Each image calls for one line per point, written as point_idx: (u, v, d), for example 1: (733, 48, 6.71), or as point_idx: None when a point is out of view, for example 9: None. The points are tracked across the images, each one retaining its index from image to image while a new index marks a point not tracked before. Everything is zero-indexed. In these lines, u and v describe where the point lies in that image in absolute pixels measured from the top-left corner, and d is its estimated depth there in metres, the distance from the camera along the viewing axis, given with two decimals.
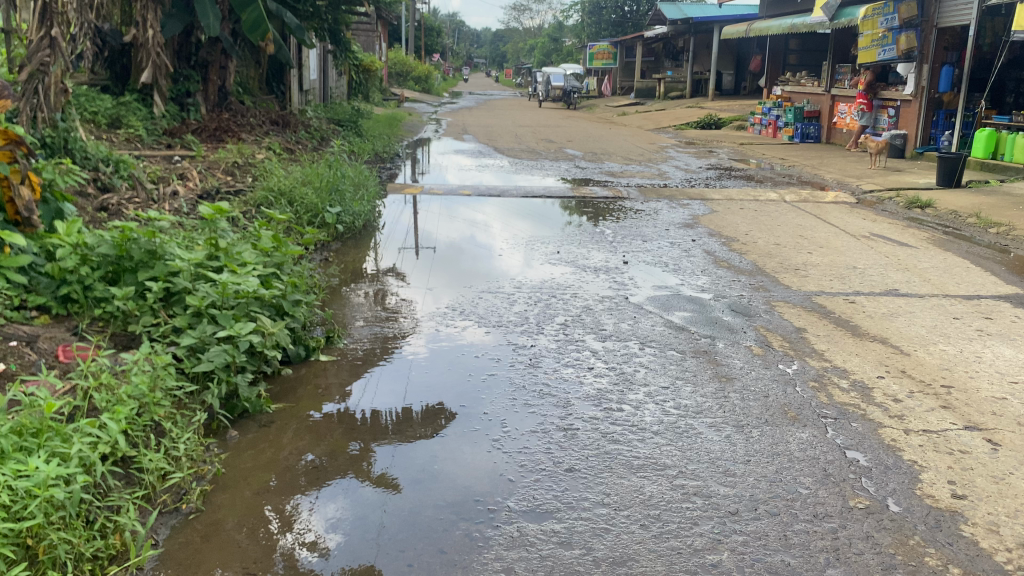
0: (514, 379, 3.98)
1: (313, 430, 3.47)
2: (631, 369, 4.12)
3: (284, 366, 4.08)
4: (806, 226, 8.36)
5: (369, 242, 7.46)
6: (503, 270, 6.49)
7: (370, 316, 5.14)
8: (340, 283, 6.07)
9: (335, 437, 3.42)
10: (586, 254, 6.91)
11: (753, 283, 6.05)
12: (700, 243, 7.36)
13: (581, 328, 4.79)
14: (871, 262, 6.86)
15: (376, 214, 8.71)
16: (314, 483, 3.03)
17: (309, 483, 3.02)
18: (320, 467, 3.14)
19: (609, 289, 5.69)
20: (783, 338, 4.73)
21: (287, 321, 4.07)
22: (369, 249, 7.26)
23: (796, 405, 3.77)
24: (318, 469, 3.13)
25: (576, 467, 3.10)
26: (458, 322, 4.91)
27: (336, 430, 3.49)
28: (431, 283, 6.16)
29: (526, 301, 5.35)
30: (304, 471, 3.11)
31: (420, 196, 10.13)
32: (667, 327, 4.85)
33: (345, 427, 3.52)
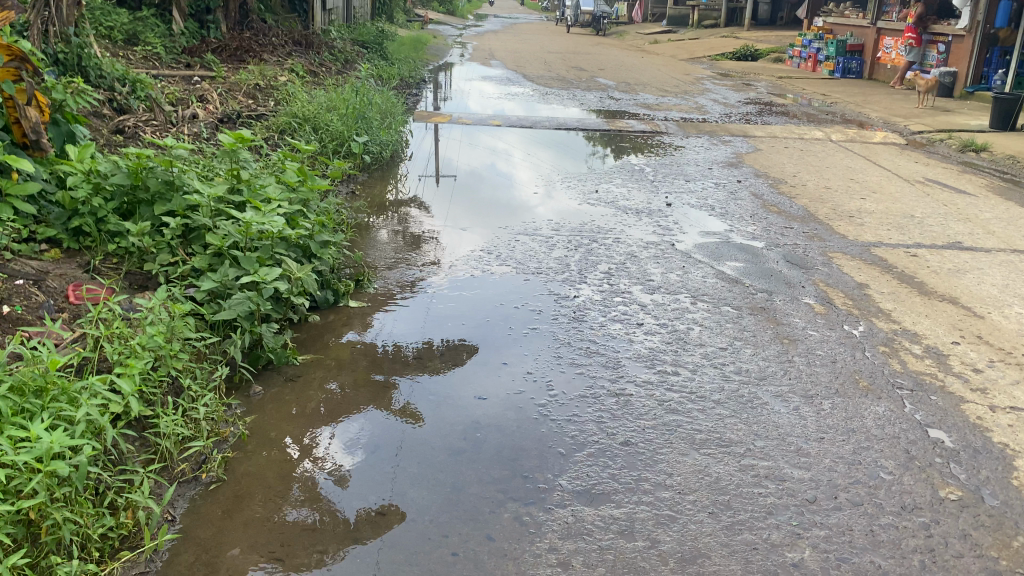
0: (559, 334, 3.66)
1: (339, 368, 3.34)
2: (682, 327, 3.80)
3: (311, 312, 3.78)
4: (855, 168, 7.91)
5: (395, 174, 7.08)
6: (539, 207, 6.11)
7: (397, 258, 4.80)
8: (367, 219, 5.76)
9: (358, 367, 3.35)
10: (626, 194, 6.50)
11: (806, 230, 5.68)
12: (747, 185, 6.95)
13: (627, 278, 4.45)
14: (930, 210, 6.44)
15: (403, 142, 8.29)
16: (334, 414, 2.99)
17: (330, 414, 2.97)
18: (347, 410, 3.02)
19: (653, 235, 5.35)
20: (845, 295, 4.39)
21: (314, 264, 3.74)
22: (395, 181, 6.88)
23: (868, 373, 3.45)
24: (340, 400, 3.08)
25: (633, 441, 2.81)
26: (494, 267, 4.59)
27: (360, 360, 3.41)
28: (464, 219, 5.78)
29: (566, 245, 5.01)
30: (329, 413, 2.99)
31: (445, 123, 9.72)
32: (719, 280, 4.51)
33: (370, 364, 3.40)
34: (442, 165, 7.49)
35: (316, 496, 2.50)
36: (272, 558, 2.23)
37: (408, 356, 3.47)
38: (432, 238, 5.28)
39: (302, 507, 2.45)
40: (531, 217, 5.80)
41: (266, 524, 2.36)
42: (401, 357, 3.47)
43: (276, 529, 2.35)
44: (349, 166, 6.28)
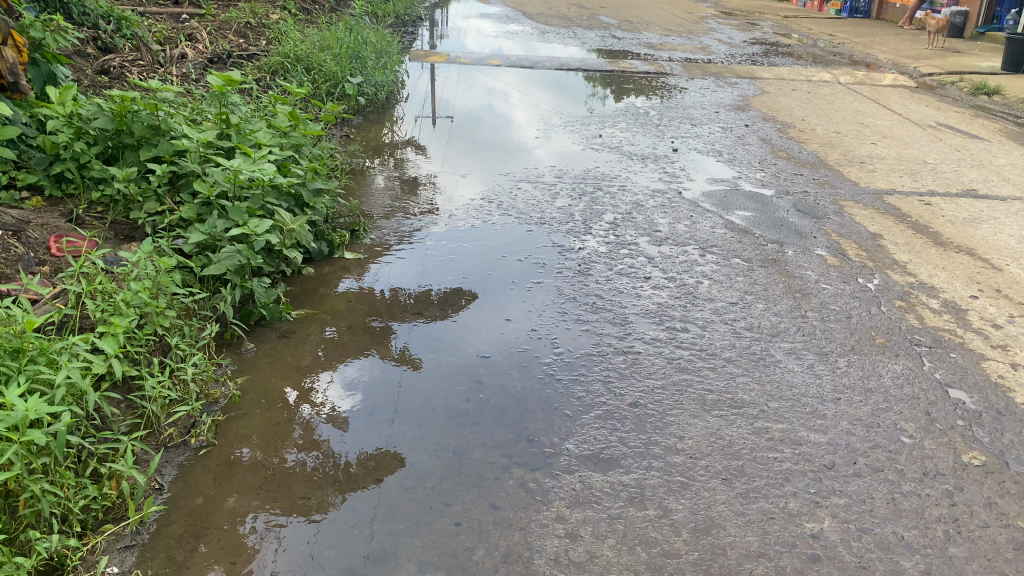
0: (563, 288, 3.52)
1: (337, 314, 3.27)
2: (691, 282, 3.67)
3: (305, 264, 3.64)
4: (865, 112, 7.69)
5: (392, 116, 6.86)
6: (542, 151, 5.93)
7: (394, 205, 4.63)
8: (362, 164, 5.57)
9: (356, 312, 3.30)
10: (630, 138, 6.31)
11: (816, 178, 5.51)
12: (754, 130, 6.75)
13: (633, 229, 4.29)
14: (943, 156, 6.26)
15: (399, 83, 8.04)
16: (333, 358, 2.95)
17: (328, 359, 2.94)
18: (344, 357, 2.96)
19: (659, 183, 5.19)
20: (858, 246, 4.25)
21: (308, 214, 3.57)
22: (391, 125, 6.66)
23: (884, 329, 3.33)
24: (338, 345, 3.04)
25: (643, 403, 2.69)
26: (494, 216, 4.44)
27: (358, 306, 3.36)
28: (464, 164, 5.60)
29: (569, 194, 4.84)
30: (327, 359, 2.94)
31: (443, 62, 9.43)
32: (728, 231, 4.36)
33: (368, 311, 3.33)
34: (441, 107, 7.26)
35: (314, 443, 2.47)
36: (272, 504, 2.20)
37: (406, 303, 3.40)
38: (431, 184, 5.10)
39: (300, 454, 2.41)
40: (534, 162, 5.62)
41: (264, 470, 2.33)
42: (399, 304, 3.40)
43: (275, 475, 2.31)
44: (343, 108, 6.06)
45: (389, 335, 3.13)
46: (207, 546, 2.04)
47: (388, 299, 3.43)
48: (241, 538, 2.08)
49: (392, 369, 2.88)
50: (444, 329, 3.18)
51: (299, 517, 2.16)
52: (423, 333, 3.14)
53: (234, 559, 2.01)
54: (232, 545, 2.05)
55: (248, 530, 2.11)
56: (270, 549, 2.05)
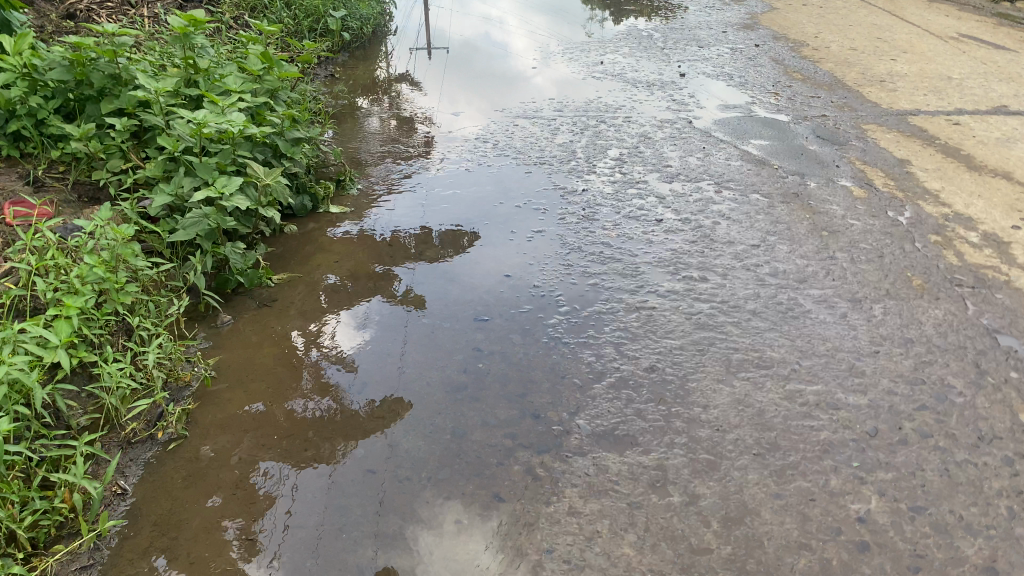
0: (568, 237, 3.23)
1: (329, 272, 3.05)
2: (706, 224, 3.37)
3: (287, 221, 3.34)
4: (882, 25, 7.25)
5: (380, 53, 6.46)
6: (540, 81, 5.55)
7: (383, 150, 4.31)
8: (349, 104, 5.22)
9: (356, 257, 3.17)
10: (634, 64, 5.91)
11: (834, 100, 5.15)
12: (765, 51, 6.35)
13: (641, 166, 3.97)
14: (968, 70, 5.86)
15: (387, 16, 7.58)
16: (336, 304, 2.84)
17: (331, 304, 2.83)
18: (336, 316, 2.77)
19: (666, 111, 4.84)
20: (885, 174, 3.93)
21: (286, 166, 3.25)
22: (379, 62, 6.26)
23: (921, 268, 3.05)
24: (340, 291, 2.93)
25: (661, 369, 2.43)
26: (491, 156, 4.12)
27: (358, 250, 3.22)
28: (457, 100, 5.23)
29: (571, 128, 4.51)
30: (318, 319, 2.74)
31: None
32: (745, 163, 4.04)
33: (361, 267, 3.10)
34: (431, 39, 6.83)
35: (321, 392, 2.37)
36: (283, 454, 2.12)
37: (401, 255, 3.18)
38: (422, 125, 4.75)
39: (308, 400, 2.33)
40: (532, 94, 5.26)
41: (273, 421, 2.24)
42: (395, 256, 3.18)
43: (284, 425, 2.23)
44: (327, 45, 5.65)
45: (383, 294, 2.91)
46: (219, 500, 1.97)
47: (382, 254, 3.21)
48: (254, 491, 2.00)
49: (385, 333, 2.65)
50: (439, 288, 2.91)
51: (309, 472, 2.06)
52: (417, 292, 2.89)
53: (247, 512, 1.94)
54: (221, 531, 1.88)
55: (260, 481, 2.03)
56: (284, 501, 1.96)
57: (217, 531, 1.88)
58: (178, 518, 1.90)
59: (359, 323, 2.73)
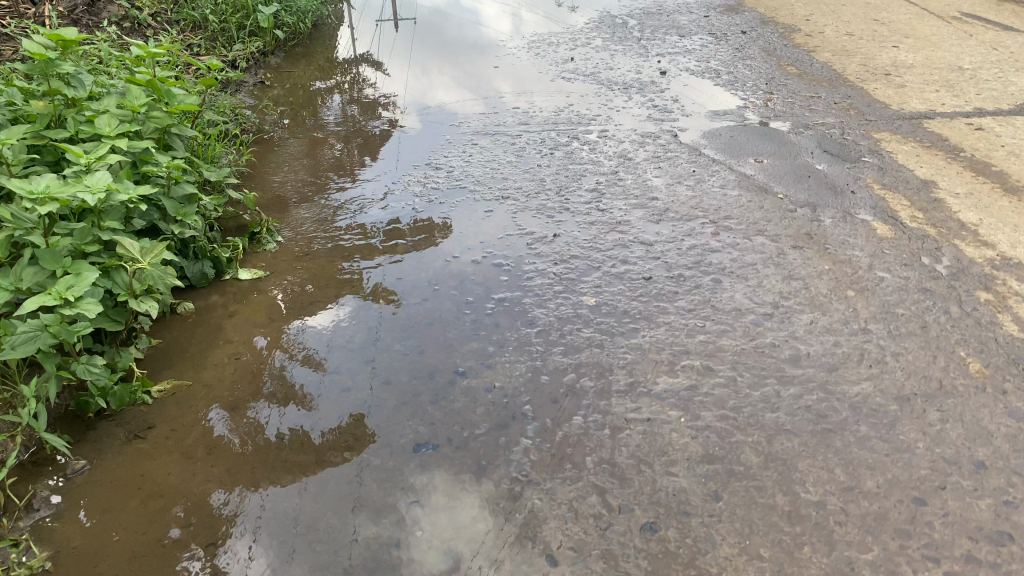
0: (535, 310, 2.60)
1: (232, 372, 2.38)
2: (704, 284, 2.75)
3: (183, 297, 2.68)
4: (877, 5, 6.70)
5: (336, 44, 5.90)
6: (504, 82, 4.88)
7: (332, 165, 3.78)
8: (285, 113, 4.52)
9: (320, 255, 2.98)
10: (609, 60, 5.27)
11: (838, 101, 4.54)
12: (754, 39, 5.73)
13: (623, 202, 3.34)
14: (980, 57, 5.29)
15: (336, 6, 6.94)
16: (298, 309, 2.66)
17: (292, 310, 2.65)
18: (233, 443, 2.11)
19: (647, 122, 4.23)
20: (911, 202, 3.33)
21: (178, 232, 2.59)
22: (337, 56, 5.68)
23: (977, 343, 2.44)
24: (303, 294, 2.74)
25: (662, 531, 1.81)
26: (445, 187, 3.50)
27: (322, 247, 3.03)
28: (408, 107, 4.54)
29: (539, 147, 3.89)
30: (211, 449, 2.09)
31: None
32: (743, 192, 3.43)
33: (273, 360, 2.43)
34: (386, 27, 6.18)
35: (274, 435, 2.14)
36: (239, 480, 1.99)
37: (325, 338, 2.51)
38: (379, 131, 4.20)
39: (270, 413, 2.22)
40: (493, 100, 4.58)
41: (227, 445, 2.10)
42: (318, 338, 2.51)
43: (238, 450, 2.09)
44: (241, 61, 4.95)
45: (300, 401, 2.25)
46: (179, 532, 1.84)
47: (304, 334, 2.54)
48: (213, 513, 1.90)
49: (295, 474, 2.00)
50: (370, 393, 2.26)
51: None
52: (341, 399, 2.24)
53: (209, 543, 1.82)
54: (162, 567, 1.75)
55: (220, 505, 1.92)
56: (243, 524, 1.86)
57: (175, 563, 1.76)
58: (135, 558, 1.77)
59: (263, 455, 2.07)
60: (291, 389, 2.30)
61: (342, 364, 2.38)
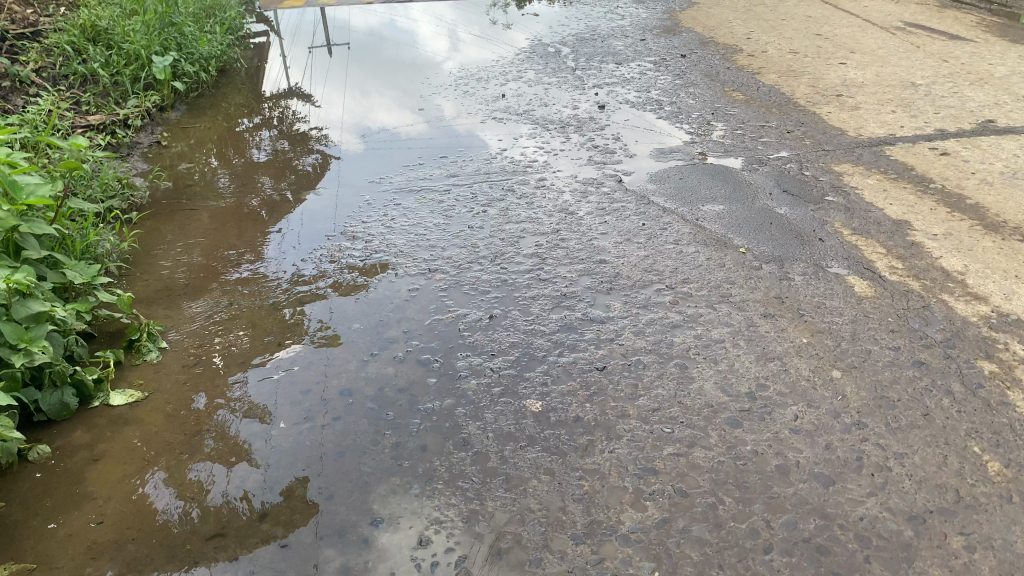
0: (469, 424, 2.16)
1: (91, 539, 1.89)
2: (667, 374, 2.34)
3: (38, 439, 2.19)
4: (818, 19, 6.46)
5: (264, 79, 5.68)
6: (428, 126, 4.44)
7: (262, 203, 3.62)
8: (187, 173, 4.04)
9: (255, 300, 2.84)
10: (542, 96, 4.89)
11: (791, 129, 4.22)
12: (695, 63, 5.42)
13: (568, 270, 2.93)
14: (932, 71, 5.04)
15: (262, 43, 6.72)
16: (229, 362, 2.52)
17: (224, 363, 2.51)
18: None
19: (588, 165, 3.85)
20: (886, 249, 2.99)
21: (26, 359, 2.11)
22: (263, 91, 5.47)
23: (991, 432, 2.08)
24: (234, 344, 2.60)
25: None
26: (365, 261, 3.06)
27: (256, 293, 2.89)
28: (321, 163, 4.06)
29: (470, 204, 3.47)
30: None
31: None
32: (700, 247, 3.04)
33: (146, 519, 1.95)
34: (317, 59, 6.02)
35: None
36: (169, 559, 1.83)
37: (211, 484, 2.04)
38: (310, 167, 4.05)
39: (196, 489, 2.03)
40: (417, 148, 4.14)
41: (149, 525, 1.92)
42: (204, 485, 2.04)
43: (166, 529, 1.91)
44: (135, 122, 4.48)
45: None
46: None
47: (185, 480, 2.06)
48: None
49: None
50: (264, 565, 1.80)
51: None
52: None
53: None
54: None
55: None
56: None
57: None
58: None
59: None
60: (164, 563, 1.82)
61: (231, 522, 1.92)
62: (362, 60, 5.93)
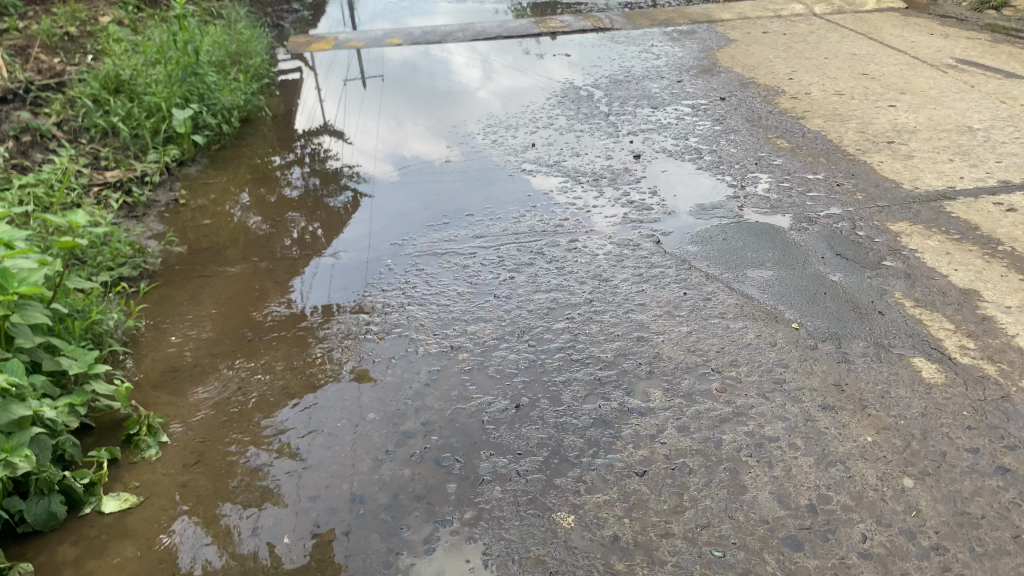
0: (493, 545, 1.93)
1: None
2: (715, 482, 2.09)
3: (21, 556, 1.99)
4: (863, 56, 6.21)
5: (297, 116, 5.76)
6: (455, 179, 4.26)
7: (294, 242, 3.73)
8: (205, 233, 3.88)
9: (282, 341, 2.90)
10: (574, 144, 4.69)
11: (841, 182, 3.96)
12: (735, 107, 5.19)
13: (604, 347, 2.67)
14: (990, 113, 4.76)
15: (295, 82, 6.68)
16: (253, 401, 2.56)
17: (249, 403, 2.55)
18: None
19: (624, 223, 3.62)
20: (954, 324, 2.72)
21: (8, 471, 1.92)
22: (297, 128, 5.53)
23: None
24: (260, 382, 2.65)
25: None
26: (384, 336, 2.85)
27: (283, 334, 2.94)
28: (340, 223, 3.88)
29: (498, 270, 3.25)
30: None
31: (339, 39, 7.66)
32: (748, 322, 2.79)
33: None
34: (352, 94, 6.04)
35: None
36: None
37: None
38: (341, 206, 4.13)
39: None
40: (442, 205, 3.95)
41: None
42: None
43: None
44: (155, 178, 4.36)
45: None
46: None
47: None
48: None
49: None
50: None
51: None
52: None
53: None
54: None
55: None
56: None
57: None
58: None
59: None
60: None
61: None
62: (397, 96, 5.94)
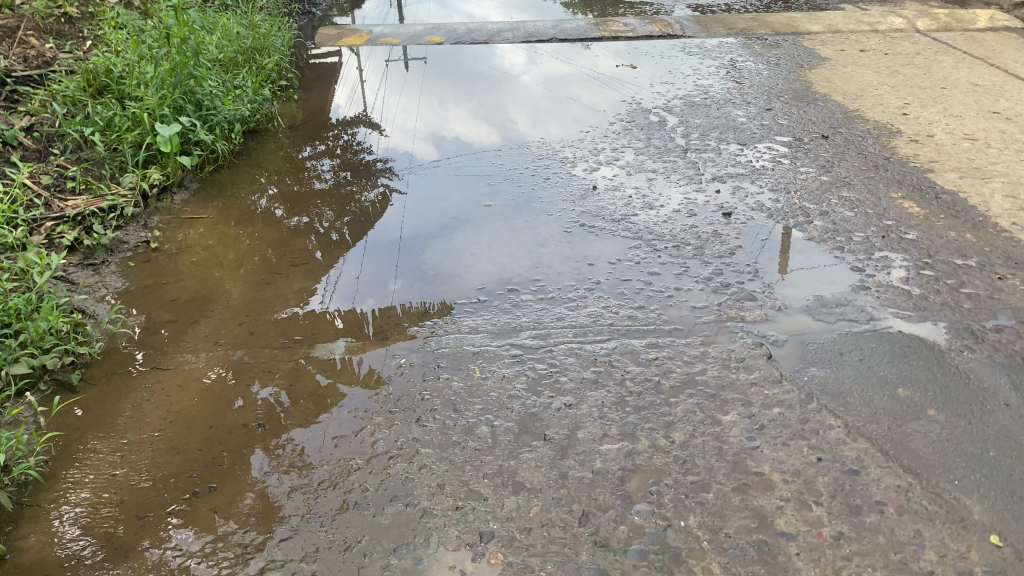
0: None
1: None
2: None
3: None
4: (989, 88, 5.21)
5: (339, 92, 5.45)
6: (494, 233, 3.36)
7: (318, 241, 3.42)
8: (175, 291, 3.05)
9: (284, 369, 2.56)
10: (645, 191, 3.76)
11: (1005, 273, 3.02)
12: (841, 149, 4.25)
13: (710, 563, 1.79)
14: None
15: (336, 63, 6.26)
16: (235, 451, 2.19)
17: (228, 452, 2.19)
18: None
19: (718, 320, 2.72)
20: None
21: None
22: (332, 114, 5.10)
23: None
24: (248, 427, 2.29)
25: None
26: (386, 506, 1.97)
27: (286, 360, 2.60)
28: (344, 290, 3.01)
29: (550, 392, 2.36)
30: None
31: (375, 31, 6.83)
32: (923, 526, 1.88)
33: None
34: (386, 92, 5.24)
35: None
36: None
37: None
38: (370, 205, 3.75)
39: None
40: (477, 271, 3.06)
41: None
42: None
43: None
44: (126, 210, 3.54)
45: None
46: None
47: None
48: None
49: None
50: None
51: None
52: None
53: None
54: None
55: None
56: None
57: None
58: None
59: None
60: None
61: None
62: (437, 101, 5.10)
